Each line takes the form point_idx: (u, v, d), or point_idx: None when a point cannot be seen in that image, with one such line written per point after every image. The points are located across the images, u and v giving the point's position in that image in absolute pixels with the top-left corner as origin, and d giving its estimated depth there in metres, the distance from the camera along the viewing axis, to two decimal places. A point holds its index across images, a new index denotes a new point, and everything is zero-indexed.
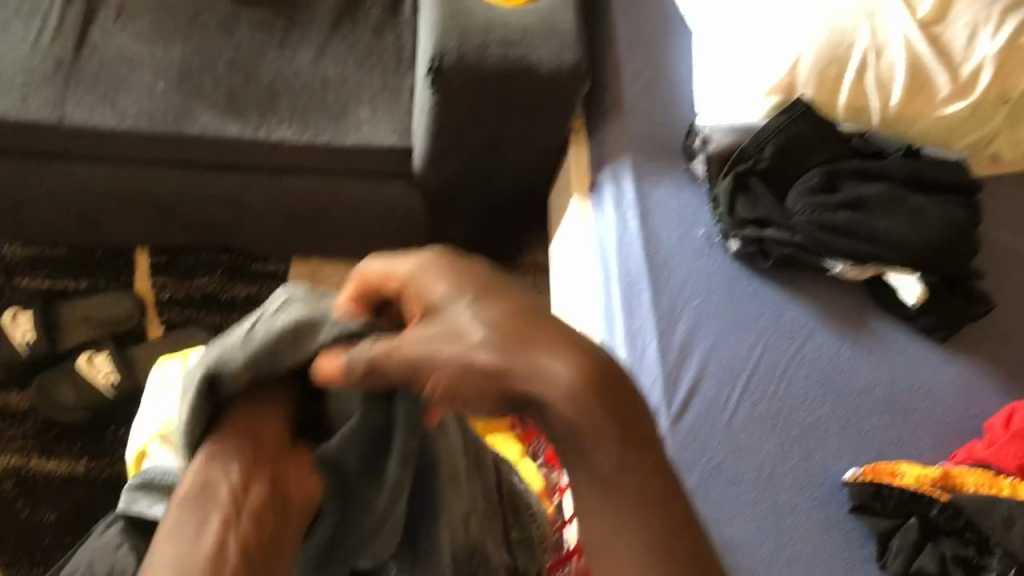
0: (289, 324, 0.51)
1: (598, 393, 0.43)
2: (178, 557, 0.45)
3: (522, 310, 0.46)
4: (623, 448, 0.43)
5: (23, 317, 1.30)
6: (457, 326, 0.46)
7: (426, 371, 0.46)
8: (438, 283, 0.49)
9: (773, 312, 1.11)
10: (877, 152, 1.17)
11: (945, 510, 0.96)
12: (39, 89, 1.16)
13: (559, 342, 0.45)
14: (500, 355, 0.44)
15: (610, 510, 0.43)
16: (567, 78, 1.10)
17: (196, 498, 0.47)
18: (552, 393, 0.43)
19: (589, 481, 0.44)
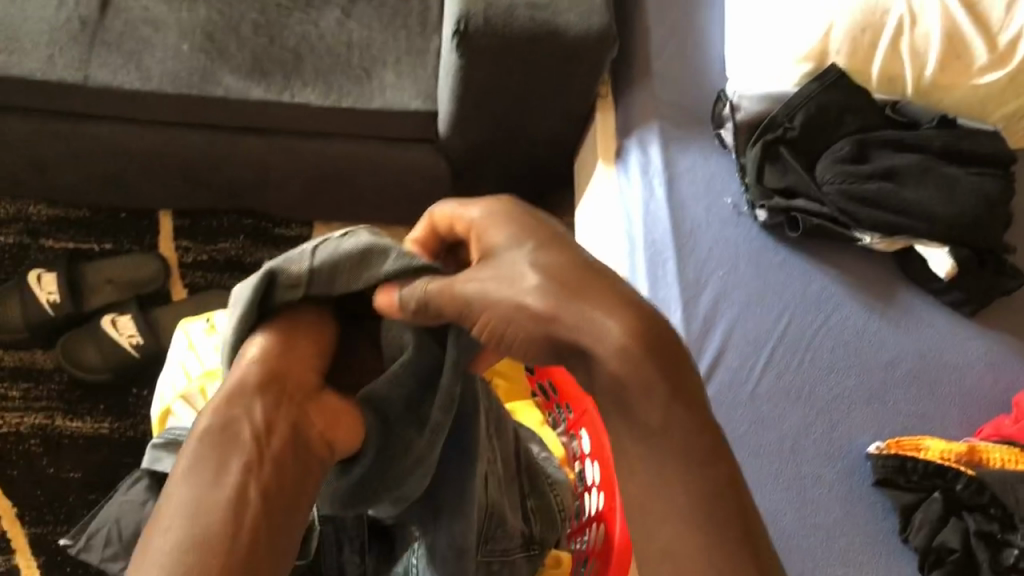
0: (353, 250, 0.62)
1: (647, 355, 0.51)
2: (200, 495, 0.51)
3: (578, 262, 0.55)
4: (669, 404, 0.51)
5: (48, 278, 1.30)
6: (511, 268, 0.56)
7: (480, 308, 0.57)
8: (502, 233, 0.59)
9: (801, 283, 1.10)
10: (912, 121, 1.14)
11: (970, 485, 0.95)
12: (64, 49, 1.16)
13: (605, 301, 0.53)
14: (550, 302, 0.53)
15: (658, 462, 0.51)
16: (596, 42, 1.08)
17: (221, 440, 0.54)
18: (603, 350, 0.52)
19: (639, 434, 0.52)
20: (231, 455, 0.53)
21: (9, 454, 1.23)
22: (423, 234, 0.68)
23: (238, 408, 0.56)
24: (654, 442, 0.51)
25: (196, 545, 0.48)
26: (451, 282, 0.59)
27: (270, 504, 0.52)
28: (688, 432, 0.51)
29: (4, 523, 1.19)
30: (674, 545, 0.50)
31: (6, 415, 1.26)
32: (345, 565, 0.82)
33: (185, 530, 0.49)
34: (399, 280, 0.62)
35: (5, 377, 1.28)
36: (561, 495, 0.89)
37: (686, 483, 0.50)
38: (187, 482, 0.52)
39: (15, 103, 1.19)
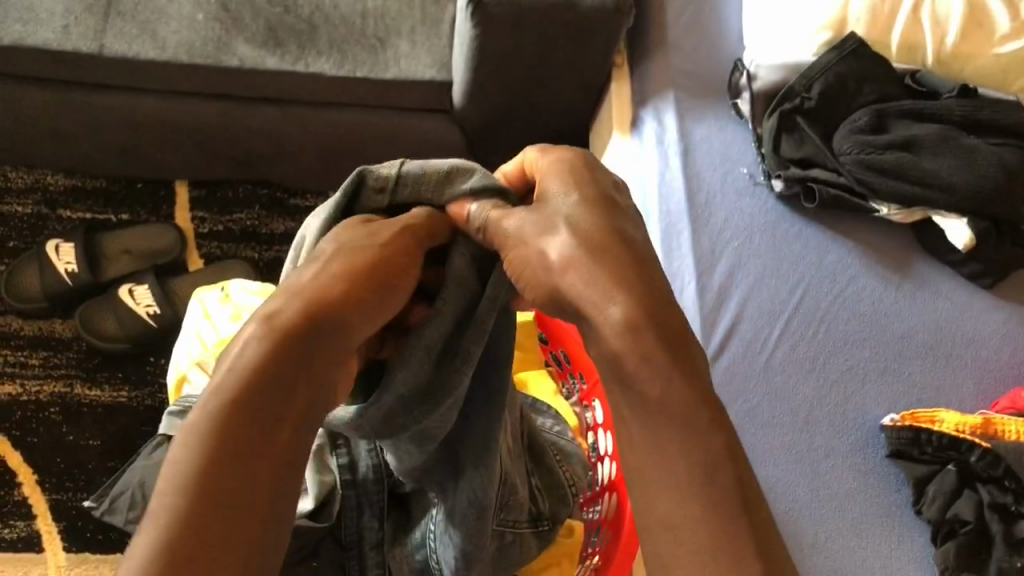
0: (437, 168, 0.69)
1: (650, 329, 0.50)
2: (232, 464, 0.46)
3: (609, 227, 0.55)
4: (669, 375, 0.50)
5: (67, 248, 1.32)
6: (553, 215, 0.57)
7: (510, 247, 0.59)
8: (556, 182, 0.60)
9: (816, 254, 1.10)
10: (932, 91, 1.13)
11: (984, 457, 0.96)
12: (79, 19, 1.16)
13: (618, 274, 0.52)
14: (567, 257, 0.54)
15: (657, 434, 0.49)
16: (613, 11, 1.07)
17: (276, 389, 0.50)
18: (608, 326, 0.51)
19: (637, 407, 0.50)
20: (285, 412, 0.50)
21: (29, 421, 1.24)
22: (515, 173, 0.69)
23: (299, 357, 0.52)
24: (652, 413, 0.50)
25: (236, 510, 0.45)
26: (500, 219, 0.62)
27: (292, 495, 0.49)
28: (689, 405, 0.49)
29: (24, 489, 1.20)
30: (673, 517, 0.48)
31: (25, 382, 1.27)
32: (364, 530, 0.83)
33: (226, 487, 0.46)
34: (475, 196, 0.67)
35: (23, 345, 1.30)
36: (571, 470, 0.89)
37: (685, 456, 0.49)
38: (233, 426, 0.48)
39: (30, 73, 1.19)
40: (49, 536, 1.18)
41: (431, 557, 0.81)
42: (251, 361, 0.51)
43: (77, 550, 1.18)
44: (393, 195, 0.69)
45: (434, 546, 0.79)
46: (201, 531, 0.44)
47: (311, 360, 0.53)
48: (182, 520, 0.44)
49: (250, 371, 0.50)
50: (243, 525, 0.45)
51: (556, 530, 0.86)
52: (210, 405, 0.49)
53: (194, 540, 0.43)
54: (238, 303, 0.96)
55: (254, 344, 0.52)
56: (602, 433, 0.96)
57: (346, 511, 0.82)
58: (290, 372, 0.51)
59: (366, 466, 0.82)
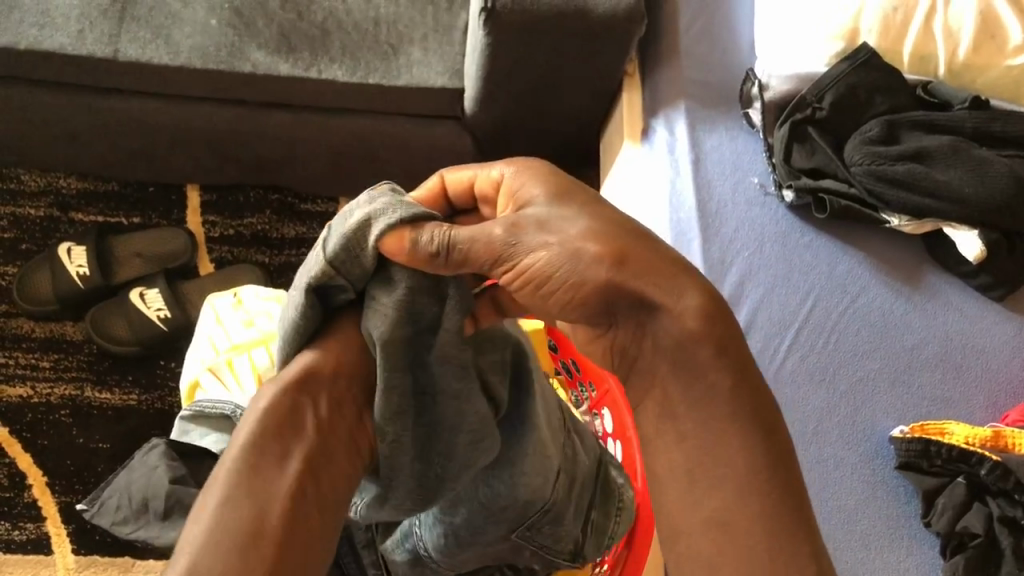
0: (355, 228, 0.61)
1: (721, 319, 0.54)
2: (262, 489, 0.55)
3: (634, 229, 0.56)
4: (728, 372, 0.53)
5: (79, 252, 1.32)
6: (575, 212, 0.57)
7: (530, 248, 0.56)
8: (535, 185, 0.60)
9: (828, 264, 1.10)
10: (945, 103, 1.12)
11: (994, 470, 0.94)
12: (95, 23, 1.17)
13: (670, 267, 0.54)
14: (608, 246, 0.54)
15: (720, 432, 0.52)
16: (624, 20, 1.07)
17: (281, 436, 0.59)
18: (678, 318, 0.53)
19: (695, 399, 0.53)
20: (291, 454, 0.58)
21: (39, 423, 1.25)
22: (434, 193, 0.68)
23: (298, 411, 0.61)
24: (712, 407, 0.53)
25: (253, 527, 0.52)
26: (482, 228, 0.58)
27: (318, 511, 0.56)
28: (749, 409, 0.53)
29: (34, 491, 1.21)
30: (725, 515, 0.51)
31: (36, 384, 1.28)
32: (352, 531, 0.85)
33: (251, 508, 0.53)
34: (413, 225, 0.60)
35: (34, 347, 1.30)
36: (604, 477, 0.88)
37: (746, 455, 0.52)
38: (248, 469, 0.56)
39: (47, 77, 1.20)
40: (58, 538, 1.19)
41: (420, 547, 0.79)
42: (257, 417, 0.59)
43: (85, 552, 1.18)
44: (345, 289, 0.64)
45: (419, 533, 0.79)
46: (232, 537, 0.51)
47: (310, 414, 0.61)
48: (215, 534, 0.52)
49: (259, 426, 0.59)
50: (257, 538, 0.52)
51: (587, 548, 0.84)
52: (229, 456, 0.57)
53: (217, 552, 0.50)
54: (249, 308, 0.96)
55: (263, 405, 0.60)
56: (611, 445, 0.97)
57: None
58: (292, 424, 0.60)
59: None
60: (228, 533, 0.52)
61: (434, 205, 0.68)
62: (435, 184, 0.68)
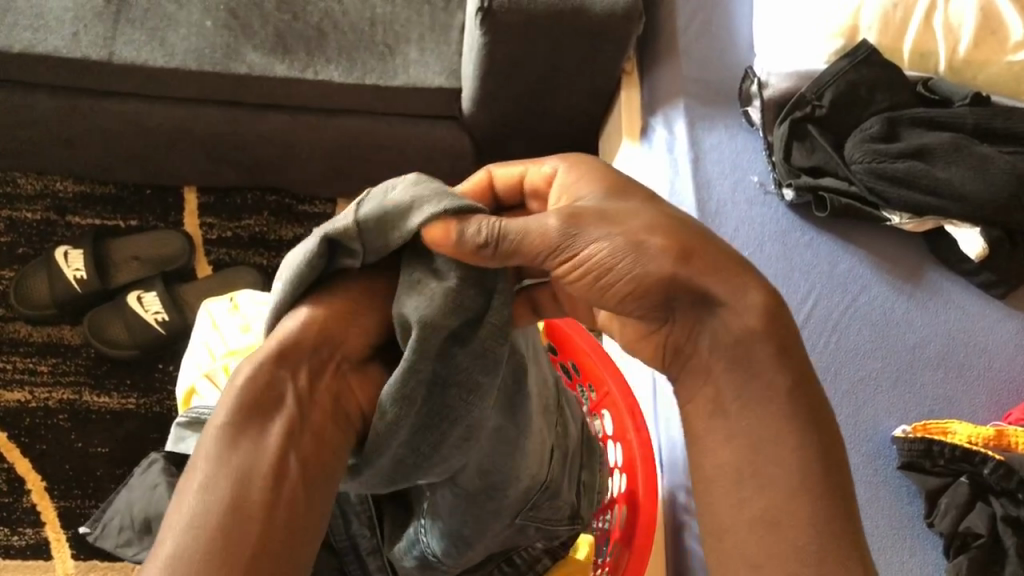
0: (399, 205, 0.60)
1: (780, 315, 0.55)
2: (242, 465, 0.54)
3: (695, 225, 0.56)
4: (783, 371, 0.54)
5: (75, 255, 1.32)
6: (640, 210, 0.56)
7: (588, 241, 0.55)
8: (597, 182, 0.60)
9: (828, 263, 1.09)
10: (946, 99, 1.11)
11: (997, 470, 0.94)
12: (88, 27, 1.16)
13: (736, 268, 0.54)
14: (671, 240, 0.54)
15: (773, 430, 0.53)
16: (621, 19, 1.07)
17: (259, 416, 0.57)
18: (738, 317, 0.54)
19: (750, 394, 0.54)
20: (270, 429, 0.57)
21: (37, 428, 1.25)
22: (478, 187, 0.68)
23: (277, 389, 0.59)
24: (767, 401, 0.53)
25: (233, 517, 0.51)
26: (536, 220, 0.56)
27: (304, 480, 0.56)
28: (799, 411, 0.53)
29: (33, 496, 1.20)
30: (777, 511, 0.52)
31: (34, 389, 1.27)
32: (355, 537, 0.80)
33: (229, 484, 0.53)
34: (459, 214, 0.59)
35: (32, 352, 1.30)
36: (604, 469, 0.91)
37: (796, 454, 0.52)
38: (225, 450, 0.55)
39: (41, 81, 1.19)
40: (58, 543, 1.18)
41: (428, 552, 0.77)
42: (234, 395, 0.58)
43: (85, 557, 1.18)
44: (355, 254, 0.62)
45: (426, 541, 0.76)
46: (212, 513, 0.51)
47: (290, 388, 0.59)
48: (196, 513, 0.51)
49: (236, 407, 0.57)
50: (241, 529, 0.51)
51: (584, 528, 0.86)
52: (207, 441, 0.56)
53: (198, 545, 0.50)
54: (247, 312, 0.96)
55: (241, 380, 0.59)
56: (610, 447, 0.96)
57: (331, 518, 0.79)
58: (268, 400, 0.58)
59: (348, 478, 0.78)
60: (207, 523, 0.51)
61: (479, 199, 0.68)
62: (482, 178, 0.68)
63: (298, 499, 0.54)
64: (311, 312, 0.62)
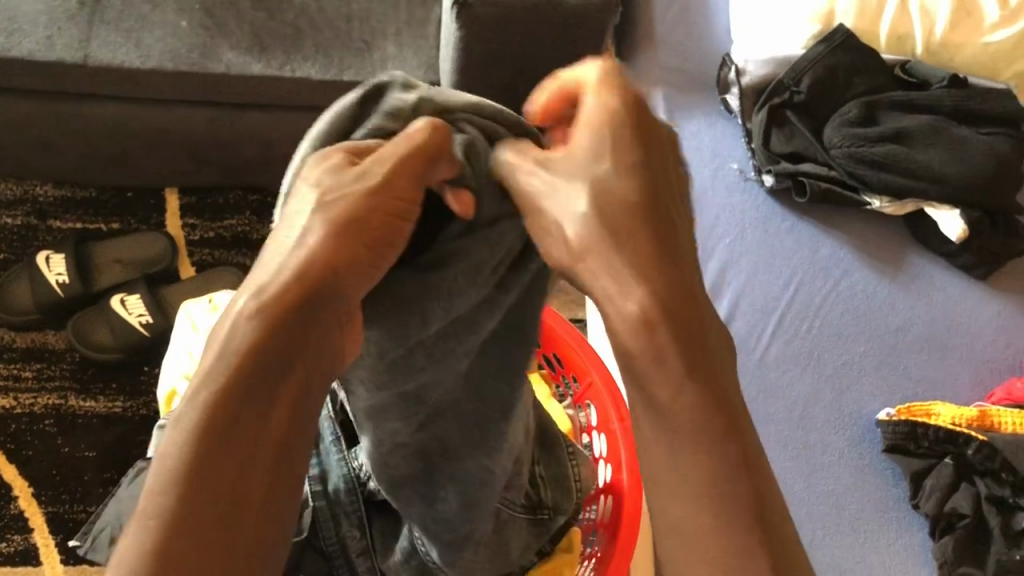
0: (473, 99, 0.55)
1: (667, 328, 0.45)
2: (233, 461, 0.44)
3: (637, 205, 0.46)
4: (681, 380, 0.45)
5: (57, 260, 1.31)
6: (584, 168, 0.47)
7: (529, 203, 0.49)
8: (588, 134, 0.48)
9: (808, 248, 1.09)
10: (923, 82, 1.12)
11: (981, 450, 0.96)
12: (63, 30, 1.15)
13: (623, 271, 0.46)
14: (584, 233, 0.47)
15: (669, 444, 0.46)
16: (597, 9, 1.08)
17: (261, 381, 0.45)
18: (620, 314, 0.46)
19: (652, 412, 0.47)
20: (270, 411, 0.45)
21: (23, 434, 1.24)
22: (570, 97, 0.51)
23: (288, 339, 0.45)
24: (666, 422, 0.46)
25: (211, 527, 0.42)
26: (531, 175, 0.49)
27: (296, 472, 0.46)
28: (702, 417, 0.45)
29: (20, 502, 1.20)
30: (688, 521, 0.47)
31: (19, 395, 1.26)
32: (344, 540, 0.75)
33: (215, 484, 0.43)
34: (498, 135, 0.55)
35: (16, 358, 1.29)
36: (580, 465, 0.84)
37: (698, 470, 0.46)
38: (210, 435, 0.44)
39: (16, 86, 1.18)
40: (47, 549, 1.18)
41: (426, 560, 0.74)
42: (229, 353, 0.45)
43: (74, 562, 1.17)
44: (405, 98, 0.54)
45: (425, 549, 0.72)
46: (197, 522, 0.42)
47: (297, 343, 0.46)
48: (174, 520, 0.42)
49: (237, 358, 0.45)
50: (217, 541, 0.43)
51: (557, 522, 0.80)
52: (194, 402, 0.44)
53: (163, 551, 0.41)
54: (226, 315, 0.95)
55: (240, 334, 0.45)
56: (596, 440, 0.95)
57: (320, 520, 0.74)
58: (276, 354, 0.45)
59: (337, 477, 0.74)
60: (184, 532, 0.42)
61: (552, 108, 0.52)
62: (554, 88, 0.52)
63: (292, 499, 0.46)
64: (335, 219, 0.47)
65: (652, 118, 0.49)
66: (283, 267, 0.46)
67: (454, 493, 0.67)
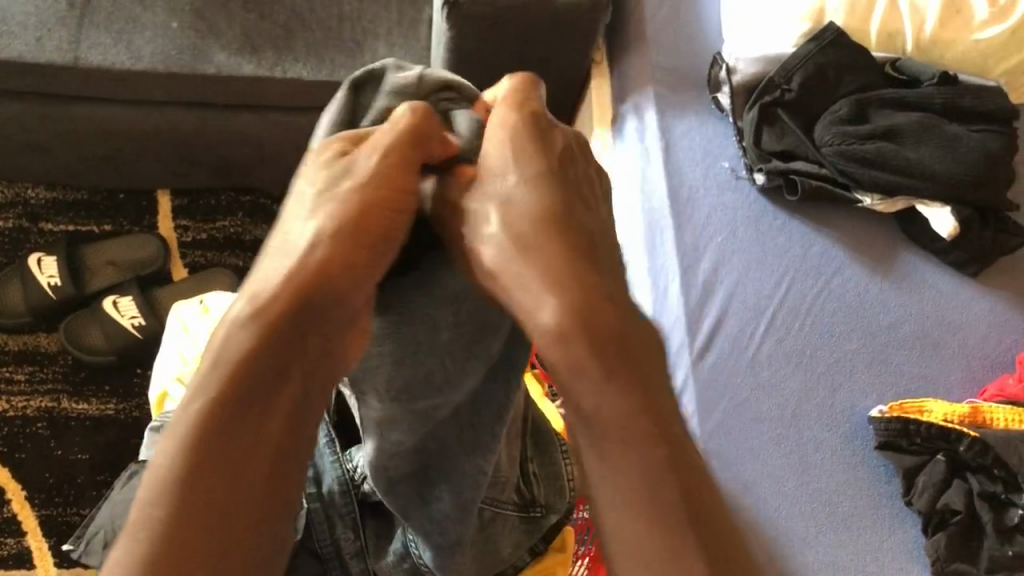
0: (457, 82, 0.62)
1: (577, 337, 0.48)
2: (226, 465, 0.45)
3: (544, 227, 0.51)
4: (602, 387, 0.48)
5: (49, 262, 1.30)
6: (493, 198, 0.52)
7: (456, 238, 0.53)
8: (495, 160, 0.53)
9: (799, 246, 1.09)
10: (913, 78, 1.12)
11: (973, 447, 0.96)
12: (52, 31, 1.14)
13: (540, 285, 0.49)
14: (502, 265, 0.50)
15: (597, 445, 0.49)
16: (588, 8, 1.07)
17: (255, 389, 0.47)
18: (539, 327, 0.49)
19: (578, 414, 0.50)
20: (264, 417, 0.47)
21: (16, 437, 1.24)
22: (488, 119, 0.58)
23: (282, 345, 0.48)
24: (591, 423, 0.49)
25: (202, 531, 0.44)
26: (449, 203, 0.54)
27: (292, 479, 0.47)
28: (620, 415, 0.48)
29: (13, 505, 1.19)
30: (614, 513, 0.49)
31: (11, 398, 1.26)
32: (339, 541, 0.73)
33: (207, 490, 0.45)
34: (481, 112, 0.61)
35: (8, 361, 1.29)
36: (572, 463, 0.84)
37: (627, 472, 0.48)
38: (205, 440, 0.46)
39: (6, 88, 1.18)
40: (40, 553, 1.18)
41: (418, 562, 0.73)
42: (225, 362, 0.48)
43: (68, 565, 1.17)
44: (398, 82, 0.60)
45: (417, 551, 0.71)
46: (189, 526, 0.44)
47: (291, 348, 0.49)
48: (164, 525, 0.44)
49: (231, 365, 0.48)
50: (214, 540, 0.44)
51: (550, 521, 0.78)
52: (189, 409, 0.47)
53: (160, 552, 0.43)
54: (217, 316, 0.95)
55: (237, 342, 0.48)
56: None
57: (314, 523, 0.73)
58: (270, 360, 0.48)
59: (332, 479, 0.73)
60: (175, 536, 0.43)
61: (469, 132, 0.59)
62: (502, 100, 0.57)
63: (289, 507, 0.47)
64: (331, 226, 0.50)
65: (546, 149, 0.54)
66: (277, 277, 0.50)
67: (448, 495, 0.63)
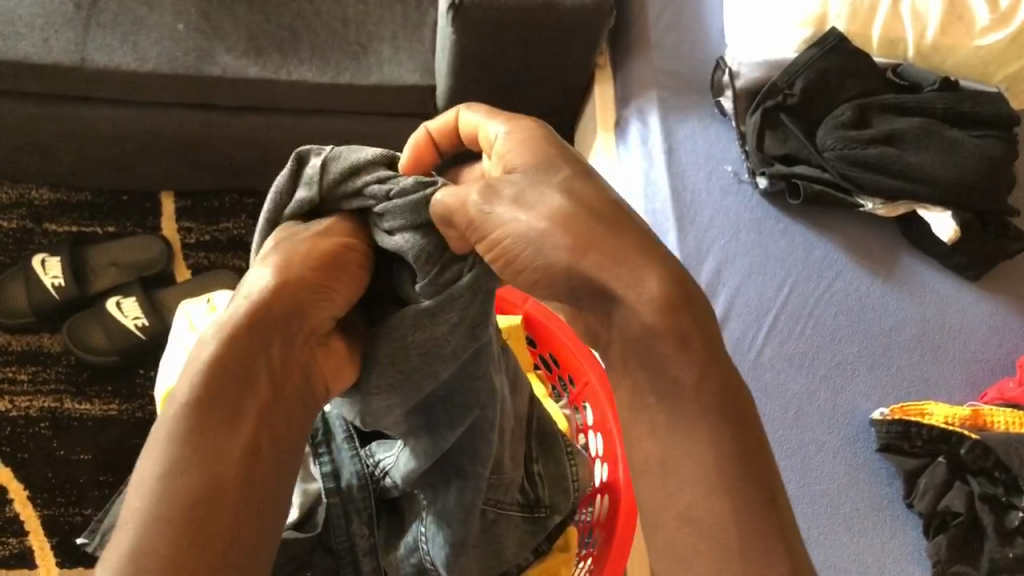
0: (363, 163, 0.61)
1: (683, 306, 0.46)
2: (216, 443, 0.50)
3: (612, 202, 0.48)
4: (702, 361, 0.46)
5: (53, 263, 1.31)
6: (547, 178, 0.49)
7: (493, 224, 0.49)
8: (540, 148, 0.51)
9: (803, 250, 1.10)
10: (914, 84, 1.13)
11: (974, 449, 0.96)
12: (60, 31, 1.15)
13: (628, 256, 0.46)
14: (576, 229, 0.46)
15: (684, 423, 0.45)
16: (591, 13, 1.07)
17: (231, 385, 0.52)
18: (632, 302, 0.45)
19: (662, 390, 0.46)
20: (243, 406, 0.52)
21: (18, 437, 1.24)
22: (442, 135, 0.63)
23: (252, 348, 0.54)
24: (677, 399, 0.45)
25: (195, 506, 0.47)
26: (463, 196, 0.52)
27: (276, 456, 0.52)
28: (715, 397, 0.45)
29: (15, 505, 1.20)
30: (694, 507, 0.45)
31: (13, 398, 1.26)
32: (354, 538, 0.73)
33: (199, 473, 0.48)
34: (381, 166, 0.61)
35: (12, 360, 1.29)
36: (578, 465, 0.83)
37: (710, 448, 0.45)
38: (194, 433, 0.50)
39: (13, 88, 1.18)
40: (42, 553, 1.18)
41: (425, 560, 0.73)
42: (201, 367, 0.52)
43: (70, 565, 1.17)
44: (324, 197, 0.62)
45: (426, 549, 0.73)
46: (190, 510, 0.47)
47: (270, 354, 0.55)
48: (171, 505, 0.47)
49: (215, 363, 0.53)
50: (226, 526, 0.48)
51: (553, 522, 0.79)
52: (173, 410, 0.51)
53: (171, 543, 0.46)
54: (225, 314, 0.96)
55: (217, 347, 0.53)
56: (591, 439, 0.95)
57: (330, 518, 0.73)
58: (253, 356, 0.54)
59: (350, 473, 0.73)
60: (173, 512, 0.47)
61: (414, 162, 0.63)
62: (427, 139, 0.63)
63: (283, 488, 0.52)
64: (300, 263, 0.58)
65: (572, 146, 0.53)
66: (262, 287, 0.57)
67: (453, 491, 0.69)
